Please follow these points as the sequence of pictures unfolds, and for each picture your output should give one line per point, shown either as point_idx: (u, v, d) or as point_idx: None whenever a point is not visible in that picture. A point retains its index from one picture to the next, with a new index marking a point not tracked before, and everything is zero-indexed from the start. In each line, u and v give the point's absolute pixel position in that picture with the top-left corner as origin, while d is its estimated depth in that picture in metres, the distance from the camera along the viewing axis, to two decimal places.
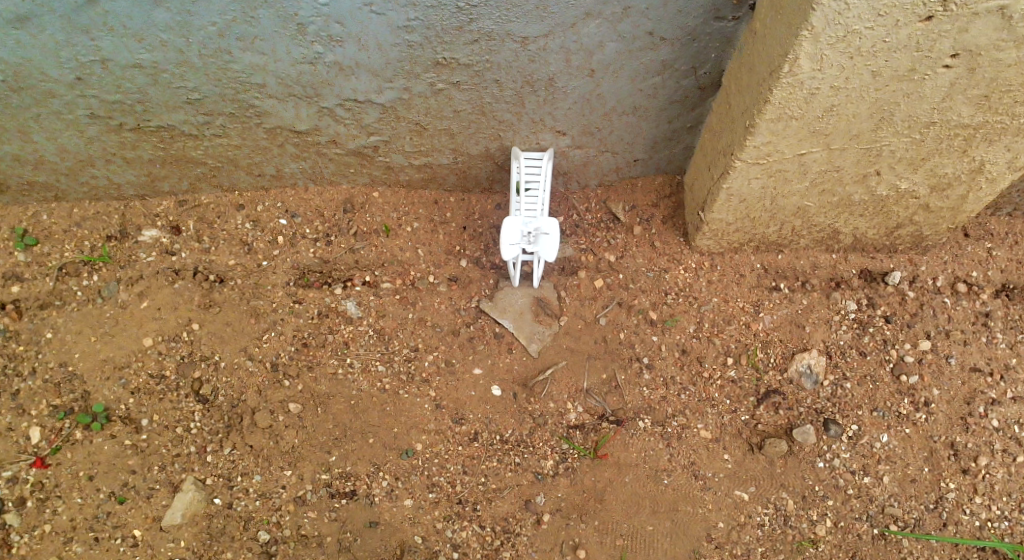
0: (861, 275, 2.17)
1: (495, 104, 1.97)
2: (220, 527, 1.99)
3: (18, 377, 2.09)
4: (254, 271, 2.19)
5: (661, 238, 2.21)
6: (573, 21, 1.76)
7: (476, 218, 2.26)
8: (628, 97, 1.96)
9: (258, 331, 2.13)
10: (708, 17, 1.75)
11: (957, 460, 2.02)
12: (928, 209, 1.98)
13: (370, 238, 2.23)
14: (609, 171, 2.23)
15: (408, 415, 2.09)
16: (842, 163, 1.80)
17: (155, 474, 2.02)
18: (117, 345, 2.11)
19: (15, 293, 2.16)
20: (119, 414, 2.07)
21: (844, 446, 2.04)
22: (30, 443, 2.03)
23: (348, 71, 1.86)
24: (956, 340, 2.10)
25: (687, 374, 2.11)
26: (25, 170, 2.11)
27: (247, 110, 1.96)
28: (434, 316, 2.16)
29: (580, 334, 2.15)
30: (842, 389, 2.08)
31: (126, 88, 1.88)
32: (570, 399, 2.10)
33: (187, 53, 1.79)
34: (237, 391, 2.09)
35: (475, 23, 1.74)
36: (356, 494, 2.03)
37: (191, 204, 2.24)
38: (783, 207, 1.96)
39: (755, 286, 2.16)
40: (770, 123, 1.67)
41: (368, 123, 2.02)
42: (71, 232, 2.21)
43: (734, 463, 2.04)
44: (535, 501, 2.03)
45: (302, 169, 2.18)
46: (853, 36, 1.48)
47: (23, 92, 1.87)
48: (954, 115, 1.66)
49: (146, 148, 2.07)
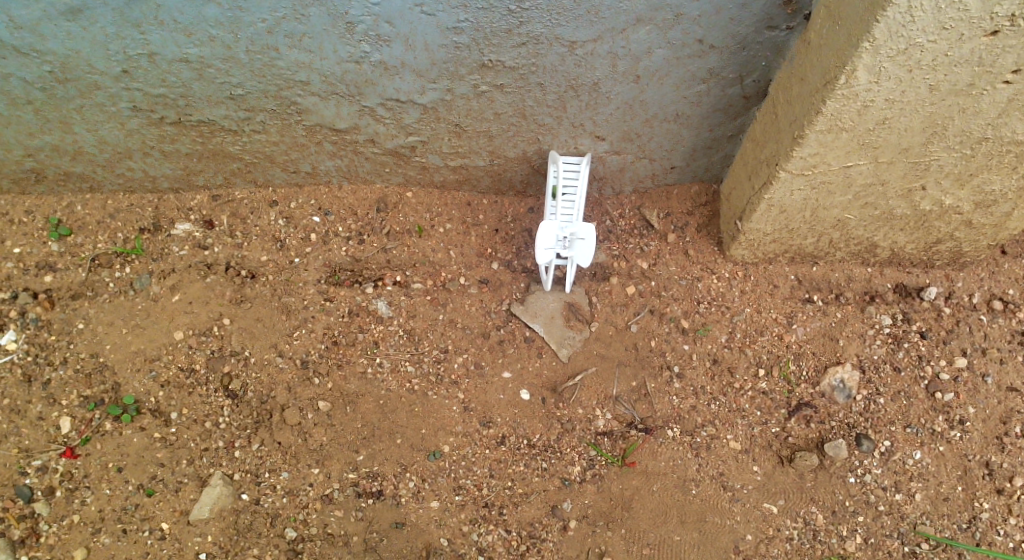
0: (896, 289, 2.16)
1: (537, 108, 1.96)
2: (247, 523, 1.99)
3: (49, 366, 2.09)
4: (286, 268, 2.18)
5: (695, 246, 2.20)
6: (624, 27, 1.75)
7: (509, 221, 2.26)
8: (671, 104, 1.95)
9: (289, 327, 2.12)
10: (760, 25, 1.74)
11: (991, 480, 1.99)
12: (971, 225, 1.96)
13: (403, 238, 2.23)
14: (645, 178, 2.22)
15: (436, 416, 2.08)
16: (888, 176, 1.78)
17: (183, 467, 2.01)
18: (148, 337, 2.11)
19: (47, 282, 2.16)
20: (149, 406, 2.06)
21: (876, 462, 2.02)
22: (60, 433, 2.03)
23: (393, 71, 1.86)
24: (992, 358, 2.08)
25: (718, 385, 2.10)
26: (63, 161, 2.12)
27: (289, 108, 1.97)
28: (464, 318, 2.15)
29: (611, 341, 2.14)
30: (875, 404, 2.05)
31: (170, 82, 1.88)
32: (599, 406, 2.09)
33: (234, 49, 1.79)
34: (267, 386, 2.09)
35: (525, 26, 1.74)
36: (382, 494, 2.02)
37: (225, 199, 2.25)
38: (823, 219, 1.95)
39: (789, 298, 2.15)
40: (820, 135, 1.66)
41: (408, 123, 2.02)
42: (105, 223, 2.22)
43: (763, 476, 2.03)
44: (562, 507, 2.01)
45: (337, 167, 2.18)
46: (915, 49, 1.47)
47: (68, 83, 1.87)
48: (1008, 132, 1.64)
49: (185, 142, 2.07)
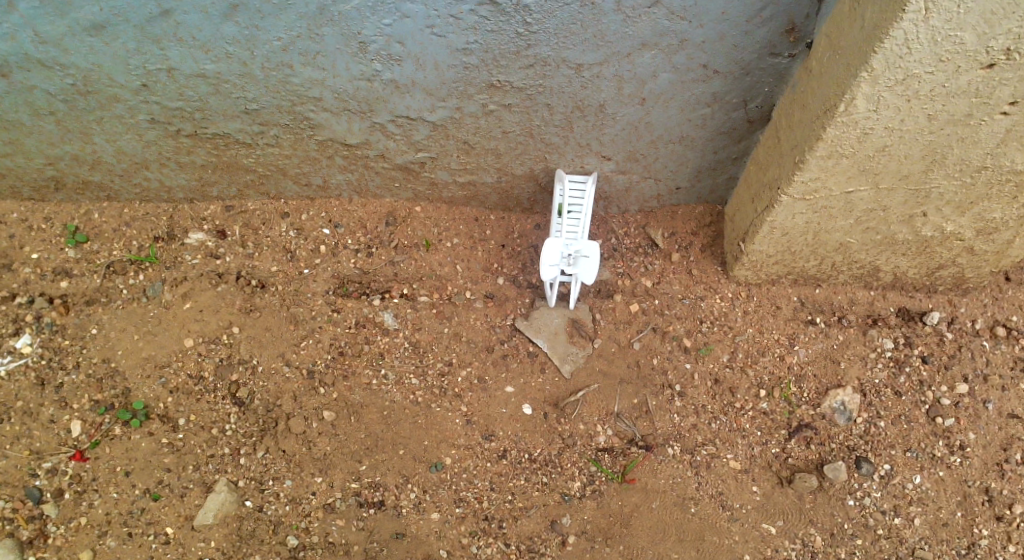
0: (898, 313, 2.17)
1: (544, 128, 2.00)
2: (250, 530, 2.02)
3: (62, 371, 2.13)
4: (295, 279, 2.22)
5: (699, 266, 2.23)
6: (629, 51, 1.78)
7: (515, 237, 2.29)
8: (676, 127, 1.98)
9: (296, 337, 2.16)
10: (763, 52, 1.78)
11: (991, 506, 2.00)
12: (973, 252, 1.97)
13: (410, 252, 2.26)
14: (650, 198, 2.25)
15: (439, 429, 2.10)
16: (889, 202, 1.80)
17: (189, 473, 2.05)
18: (158, 344, 2.15)
19: (63, 288, 2.21)
20: (157, 412, 2.10)
21: (875, 486, 2.02)
22: (70, 436, 2.07)
23: (404, 89, 1.90)
24: (994, 384, 2.08)
25: (719, 404, 2.11)
26: (82, 170, 2.17)
27: (302, 122, 2.01)
28: (469, 332, 2.18)
29: (613, 357, 2.16)
30: (875, 427, 2.06)
31: (187, 96, 1.93)
32: (601, 422, 2.11)
33: (250, 65, 1.84)
34: (273, 395, 2.12)
35: (533, 49, 1.78)
36: (383, 504, 2.05)
37: (238, 210, 2.30)
38: (825, 242, 1.97)
39: (791, 319, 2.17)
40: (821, 160, 1.68)
41: (417, 140, 2.06)
42: (121, 231, 2.27)
43: (763, 496, 2.04)
44: (561, 521, 2.03)
45: (348, 181, 2.23)
46: (913, 79, 1.50)
47: (90, 95, 1.92)
48: (1007, 162, 1.66)
49: (200, 154, 2.12)
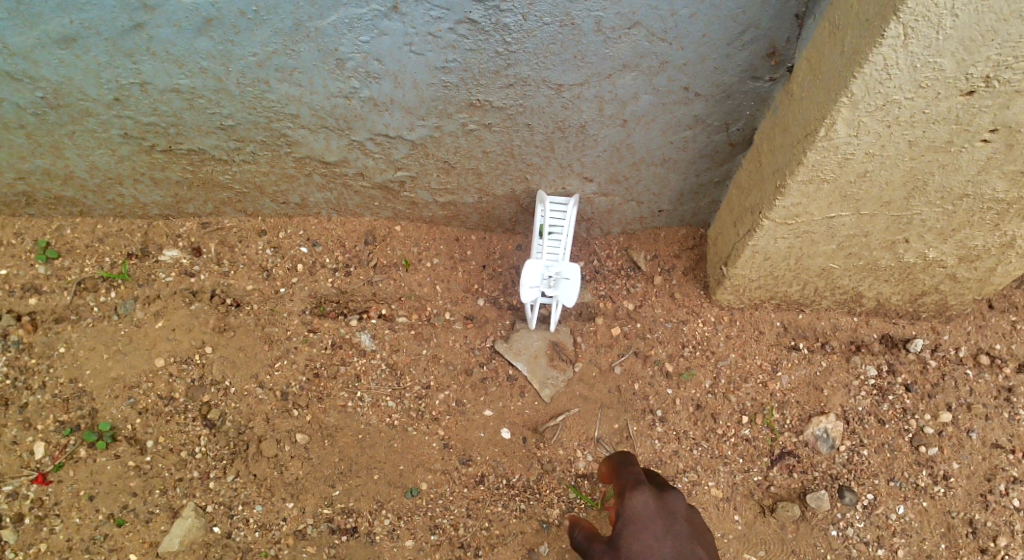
0: (882, 340, 2.14)
1: (525, 148, 1.97)
2: (217, 557, 1.96)
3: (27, 390, 2.07)
4: (271, 297, 2.18)
5: (681, 290, 2.20)
6: (610, 72, 1.77)
7: (497, 258, 2.26)
8: (658, 149, 1.97)
9: (270, 358, 2.11)
10: (745, 75, 1.76)
11: (975, 538, 1.97)
12: (955, 279, 1.96)
13: (389, 272, 2.23)
14: (633, 220, 2.23)
15: (416, 453, 2.05)
16: (871, 228, 1.79)
17: (155, 498, 1.98)
18: (128, 363, 2.09)
19: (32, 305, 2.15)
20: (125, 434, 2.04)
21: (858, 515, 1.99)
22: (33, 458, 2.00)
23: (382, 107, 1.87)
24: (977, 413, 2.06)
25: (701, 430, 2.07)
26: (54, 185, 2.13)
27: (279, 139, 1.98)
28: (448, 354, 2.14)
29: (594, 382, 2.12)
30: (858, 456, 2.03)
31: (161, 110, 1.89)
32: (581, 447, 2.06)
33: (225, 81, 1.81)
34: (245, 417, 2.07)
35: (513, 68, 1.76)
36: (356, 531, 1.99)
37: (214, 227, 2.26)
38: (808, 267, 1.95)
39: (774, 344, 2.14)
40: (802, 184, 1.67)
41: (397, 158, 2.03)
42: (93, 247, 2.23)
43: (744, 525, 2.00)
44: (539, 550, 1.99)
45: (327, 199, 2.20)
46: (893, 105, 1.49)
47: (61, 109, 1.89)
48: (988, 189, 1.65)
49: (175, 170, 2.08)
